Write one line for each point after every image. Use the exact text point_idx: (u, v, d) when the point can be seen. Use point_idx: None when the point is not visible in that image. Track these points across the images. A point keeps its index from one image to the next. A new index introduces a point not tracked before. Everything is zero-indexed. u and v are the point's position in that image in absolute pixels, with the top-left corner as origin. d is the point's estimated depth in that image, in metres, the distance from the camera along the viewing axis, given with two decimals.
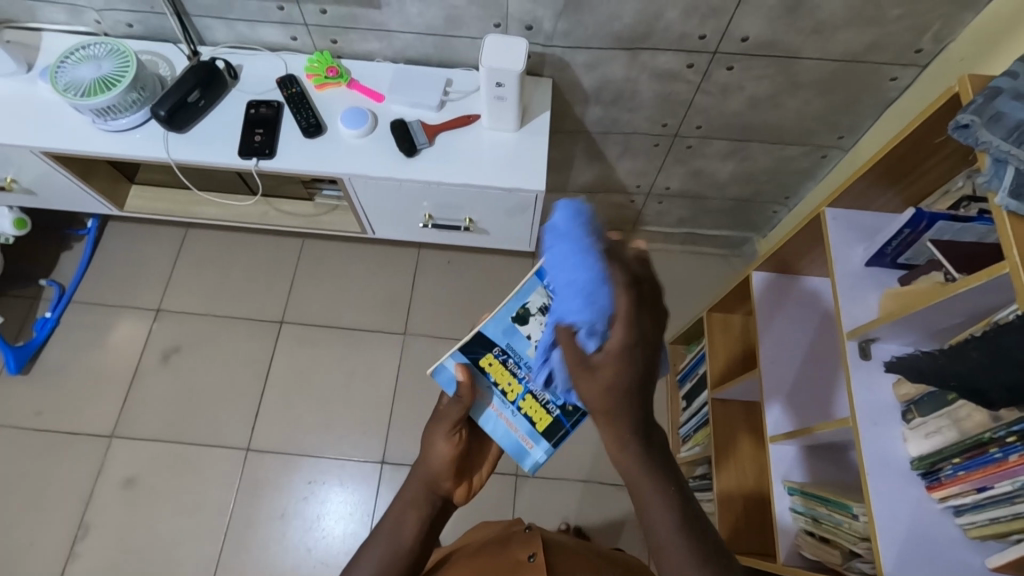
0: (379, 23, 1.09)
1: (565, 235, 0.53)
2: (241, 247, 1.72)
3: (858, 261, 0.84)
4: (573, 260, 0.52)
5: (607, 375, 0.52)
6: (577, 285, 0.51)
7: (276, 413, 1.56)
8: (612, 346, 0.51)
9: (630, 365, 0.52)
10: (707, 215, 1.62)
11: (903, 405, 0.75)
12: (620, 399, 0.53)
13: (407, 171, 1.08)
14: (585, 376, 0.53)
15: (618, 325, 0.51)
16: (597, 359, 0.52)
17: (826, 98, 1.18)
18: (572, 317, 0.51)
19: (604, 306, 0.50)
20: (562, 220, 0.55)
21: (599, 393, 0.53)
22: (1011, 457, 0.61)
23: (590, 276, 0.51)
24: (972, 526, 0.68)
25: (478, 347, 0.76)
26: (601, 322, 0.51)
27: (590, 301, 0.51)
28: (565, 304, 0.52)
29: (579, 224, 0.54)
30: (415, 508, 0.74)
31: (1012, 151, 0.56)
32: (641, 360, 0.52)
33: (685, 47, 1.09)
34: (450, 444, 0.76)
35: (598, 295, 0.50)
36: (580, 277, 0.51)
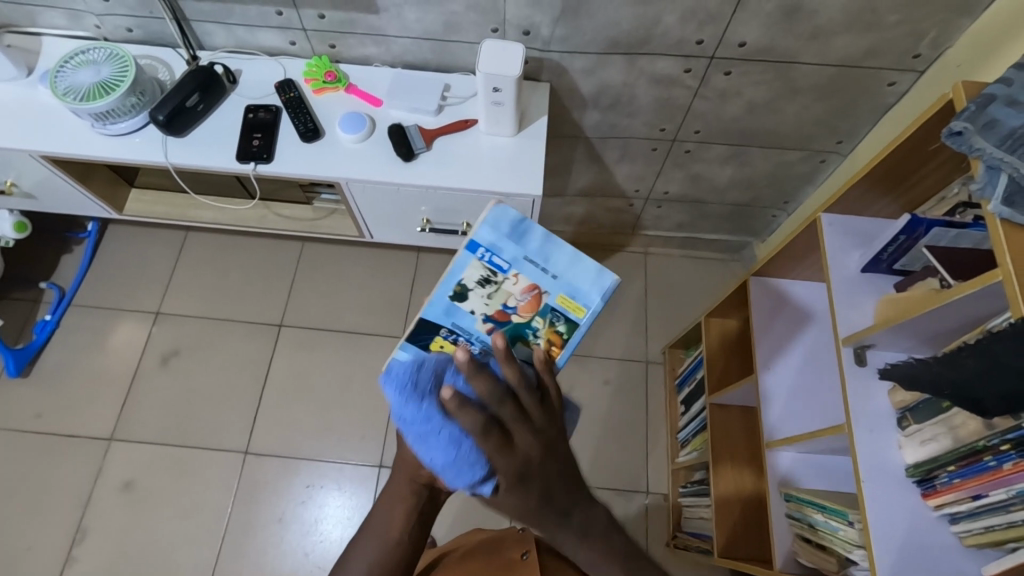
0: (377, 28, 1.09)
1: (399, 418, 0.55)
2: (240, 250, 1.73)
3: (854, 267, 0.84)
4: (421, 431, 0.54)
5: (509, 503, 0.57)
6: (441, 456, 0.54)
7: (275, 416, 1.56)
8: (504, 471, 0.55)
9: (524, 488, 0.56)
10: (706, 220, 1.62)
11: (898, 412, 0.75)
12: (534, 500, 0.57)
13: (405, 175, 1.09)
14: (495, 505, 0.57)
15: (494, 457, 0.54)
16: (496, 492, 0.56)
17: (825, 103, 1.18)
18: (455, 485, 0.57)
19: (472, 463, 0.54)
20: (386, 389, 0.56)
21: (513, 511, 0.57)
22: (1006, 466, 0.61)
23: (444, 451, 0.54)
24: (968, 534, 0.68)
25: (425, 335, 0.69)
26: (475, 468, 0.55)
27: (460, 461, 0.54)
28: (437, 467, 0.56)
29: (395, 391, 0.55)
30: (402, 503, 0.73)
31: (1006, 158, 0.56)
32: (530, 472, 0.56)
33: (683, 53, 1.09)
34: None
35: (453, 461, 0.54)
36: (438, 456, 0.54)
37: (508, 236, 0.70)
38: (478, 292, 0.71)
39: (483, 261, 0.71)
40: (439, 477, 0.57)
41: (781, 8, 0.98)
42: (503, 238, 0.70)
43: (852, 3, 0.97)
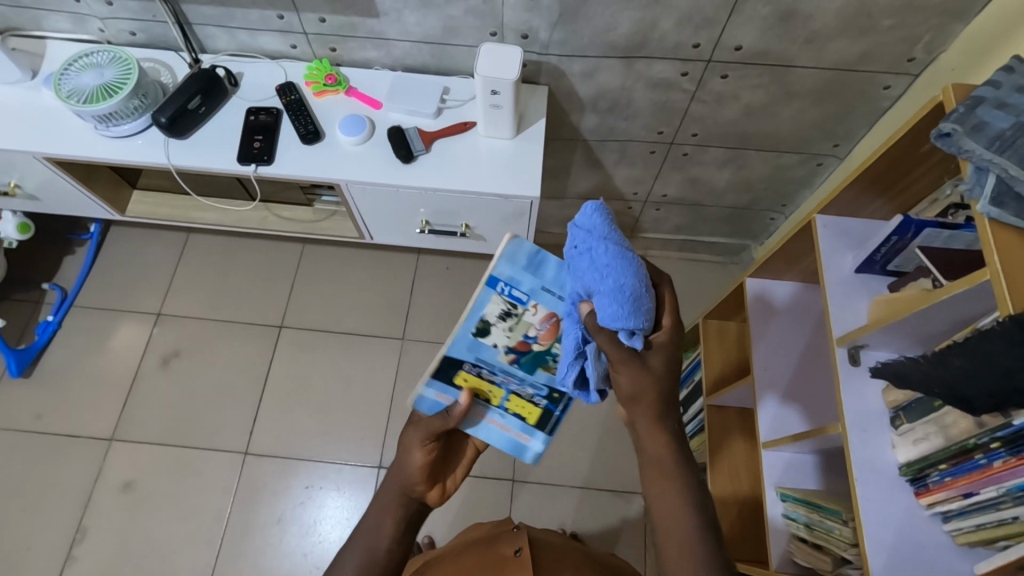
0: (378, 32, 1.11)
1: (599, 236, 0.67)
2: (241, 252, 1.74)
3: (848, 269, 0.84)
4: (614, 258, 0.65)
5: (653, 365, 0.67)
6: (623, 284, 0.64)
7: (274, 417, 1.57)
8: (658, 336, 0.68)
9: (670, 356, 0.68)
10: (704, 222, 1.63)
11: (891, 412, 0.76)
12: (655, 385, 0.67)
13: (405, 177, 1.10)
14: (626, 363, 0.66)
15: (664, 321, 0.68)
16: (646, 354, 0.67)
17: (821, 107, 1.19)
18: (611, 316, 0.63)
19: (647, 307, 0.64)
20: (592, 218, 0.68)
21: (635, 381, 0.66)
22: (996, 463, 0.61)
23: (633, 281, 0.64)
24: (960, 532, 0.68)
25: (450, 370, 0.84)
26: (643, 312, 0.64)
27: (641, 293, 0.64)
28: (606, 292, 0.64)
29: (606, 220, 0.67)
30: (390, 511, 0.76)
31: (995, 159, 0.57)
32: (675, 348, 0.68)
33: (680, 57, 1.10)
34: (424, 451, 0.78)
35: (636, 290, 0.64)
36: (624, 281, 0.64)
37: (527, 266, 0.82)
38: (503, 328, 0.83)
39: (503, 295, 0.83)
40: (601, 301, 0.64)
41: (776, 12, 0.99)
42: (521, 271, 0.82)
43: (847, 7, 0.98)
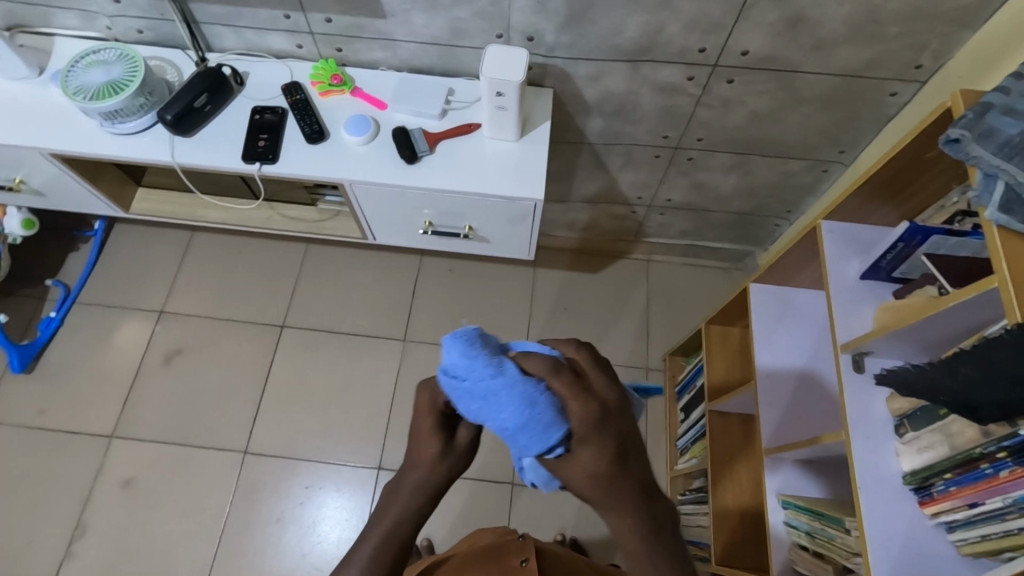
0: (384, 32, 1.11)
1: (462, 386, 0.56)
2: (246, 250, 1.74)
3: (853, 275, 0.84)
4: (493, 398, 0.55)
5: (587, 460, 0.56)
6: (511, 417, 0.54)
7: (275, 416, 1.57)
8: (581, 426, 0.55)
9: (607, 446, 0.56)
10: (709, 228, 1.63)
11: (896, 419, 0.75)
12: (606, 481, 0.57)
13: (408, 178, 1.10)
14: (566, 466, 0.57)
15: (572, 409, 0.55)
16: (573, 448, 0.57)
17: (827, 113, 1.18)
18: (528, 448, 0.56)
19: (546, 422, 0.55)
20: (451, 361, 0.57)
21: (582, 481, 0.57)
22: (1002, 474, 0.60)
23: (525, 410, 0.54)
24: (965, 543, 0.67)
25: None
26: (550, 428, 0.55)
27: (540, 407, 0.55)
28: (507, 432, 0.56)
29: (465, 351, 0.56)
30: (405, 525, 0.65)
31: (1003, 166, 0.56)
32: (608, 435, 0.56)
33: (686, 61, 1.10)
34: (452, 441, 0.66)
35: (525, 423, 0.54)
36: (513, 416, 0.54)
37: None
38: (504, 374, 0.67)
39: None
40: (511, 437, 0.57)
41: (783, 18, 0.99)
42: None
43: (855, 14, 0.97)
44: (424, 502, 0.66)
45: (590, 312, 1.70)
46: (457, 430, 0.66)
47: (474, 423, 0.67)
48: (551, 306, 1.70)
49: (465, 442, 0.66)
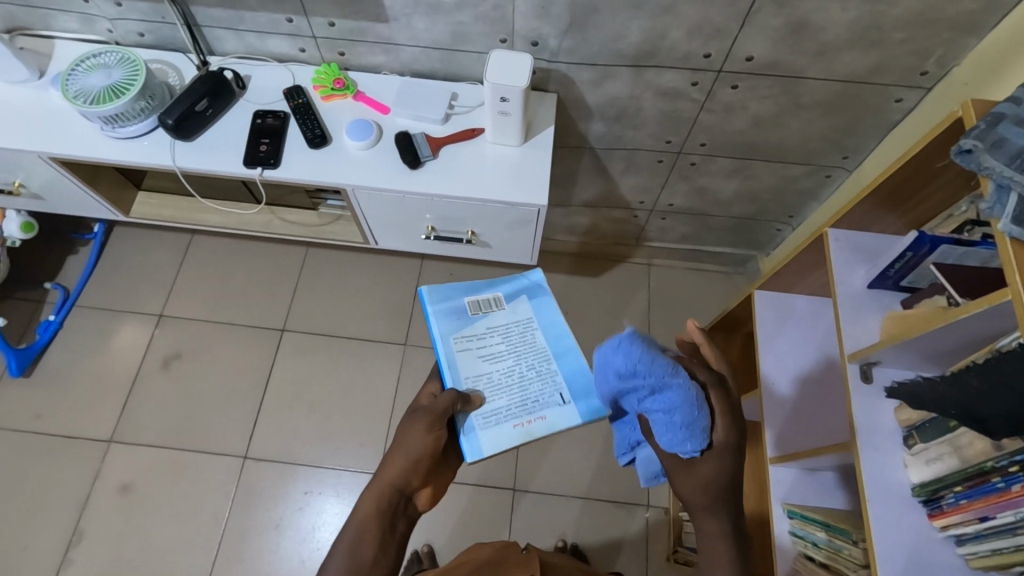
0: (387, 37, 1.10)
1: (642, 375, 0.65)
2: (246, 253, 1.73)
3: (860, 283, 0.83)
4: (661, 393, 0.65)
5: (707, 469, 0.66)
6: (677, 418, 0.64)
7: (275, 421, 1.56)
8: (718, 440, 0.67)
9: (725, 461, 0.67)
10: (711, 232, 1.63)
11: (904, 430, 0.74)
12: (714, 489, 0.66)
13: (411, 183, 1.09)
14: (689, 471, 0.67)
15: (718, 424, 0.68)
16: (701, 458, 0.67)
17: (831, 119, 1.18)
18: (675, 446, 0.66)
19: (704, 429, 0.65)
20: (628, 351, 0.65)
21: (698, 487, 0.67)
22: (1013, 488, 0.60)
23: (688, 415, 0.64)
24: (974, 556, 0.66)
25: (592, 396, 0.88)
26: (700, 437, 0.65)
27: (702, 416, 0.65)
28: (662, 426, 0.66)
29: (638, 355, 0.65)
30: (365, 527, 0.70)
31: (1015, 177, 0.55)
32: (732, 454, 0.67)
33: (690, 66, 1.09)
34: (423, 436, 0.75)
35: (690, 426, 0.65)
36: (677, 416, 0.64)
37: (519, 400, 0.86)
38: (499, 331, 0.92)
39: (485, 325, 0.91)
40: (661, 429, 0.66)
41: (788, 23, 0.99)
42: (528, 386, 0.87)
43: (860, 20, 0.97)
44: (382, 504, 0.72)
45: (591, 317, 1.69)
46: (420, 420, 0.77)
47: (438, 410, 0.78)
48: None
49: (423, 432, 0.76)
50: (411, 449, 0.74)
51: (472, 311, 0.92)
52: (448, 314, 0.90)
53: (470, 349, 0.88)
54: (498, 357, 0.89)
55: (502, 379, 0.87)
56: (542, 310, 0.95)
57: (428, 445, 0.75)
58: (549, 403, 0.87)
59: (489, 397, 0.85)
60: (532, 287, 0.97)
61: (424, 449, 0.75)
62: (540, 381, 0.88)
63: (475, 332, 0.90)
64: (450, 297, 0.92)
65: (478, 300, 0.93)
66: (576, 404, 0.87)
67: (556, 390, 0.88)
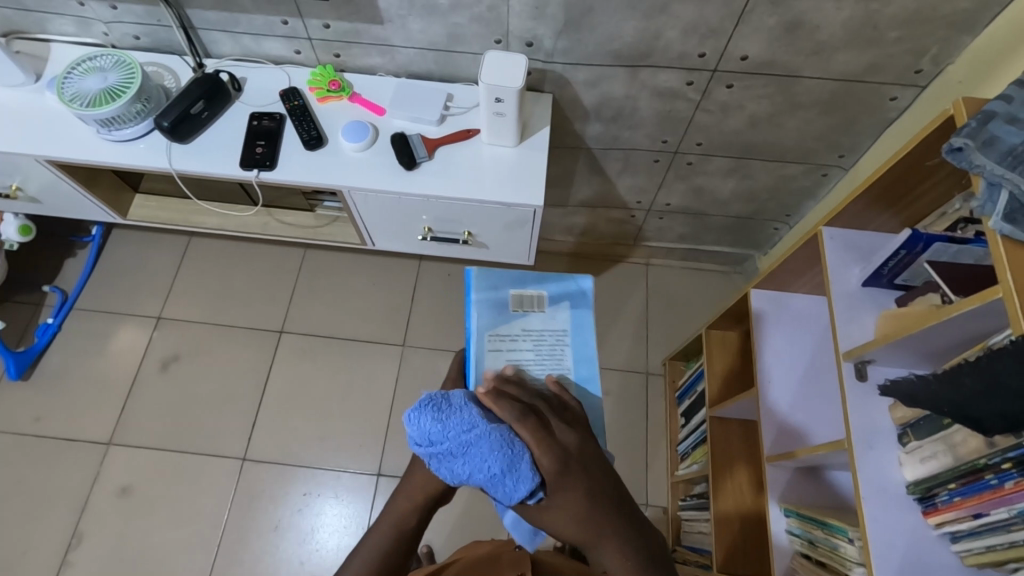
0: (383, 38, 1.10)
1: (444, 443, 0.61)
2: (245, 255, 1.74)
3: (854, 282, 0.83)
4: (470, 449, 0.62)
5: (564, 503, 0.65)
6: (491, 468, 0.62)
7: (274, 422, 1.56)
8: (549, 475, 0.64)
9: (576, 491, 0.65)
10: (708, 232, 1.63)
11: (899, 428, 0.74)
12: (586, 516, 0.65)
13: (407, 184, 1.09)
14: (548, 511, 0.65)
15: (539, 455, 0.64)
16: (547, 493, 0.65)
17: (827, 118, 1.18)
18: (509, 493, 0.63)
19: (529, 470, 0.63)
20: (419, 422, 0.62)
21: (566, 522, 0.65)
22: (1007, 485, 0.60)
23: (499, 460, 0.62)
24: (969, 553, 0.67)
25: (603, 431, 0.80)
26: (531, 479, 0.63)
27: (518, 460, 0.63)
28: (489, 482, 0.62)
29: (430, 419, 0.61)
30: (394, 533, 0.71)
31: (1007, 175, 0.55)
32: (577, 479, 0.65)
33: (685, 66, 1.09)
34: None
35: (507, 468, 0.62)
36: (495, 464, 0.61)
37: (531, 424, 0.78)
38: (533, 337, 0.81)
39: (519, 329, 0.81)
40: (501, 485, 0.63)
41: (782, 23, 0.99)
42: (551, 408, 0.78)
43: (854, 19, 0.97)
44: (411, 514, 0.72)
45: None
46: None
47: None
48: None
49: None
50: (445, 465, 0.73)
51: (513, 307, 0.82)
52: (490, 305, 0.80)
53: (501, 355, 0.79)
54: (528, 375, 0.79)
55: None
56: (582, 325, 0.83)
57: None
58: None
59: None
60: (578, 296, 0.85)
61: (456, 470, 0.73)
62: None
63: (509, 333, 0.80)
64: (495, 285, 0.82)
65: (523, 295, 0.82)
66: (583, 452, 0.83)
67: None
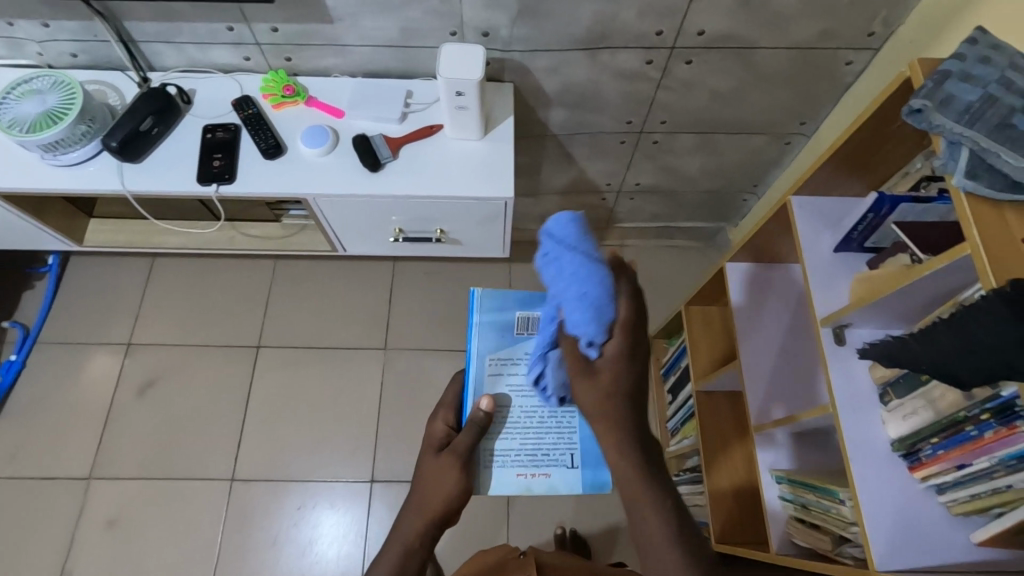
0: (335, 38, 1.06)
1: (569, 244, 0.62)
2: (213, 271, 1.69)
3: (826, 249, 0.84)
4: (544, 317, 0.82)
5: (605, 381, 0.64)
6: (587, 296, 0.60)
7: (260, 438, 1.53)
8: (611, 347, 0.63)
9: (623, 367, 0.64)
10: (680, 209, 1.64)
11: (880, 388, 0.76)
12: (613, 400, 0.64)
13: (373, 187, 1.06)
14: (588, 377, 0.64)
15: (618, 331, 0.63)
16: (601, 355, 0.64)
17: (786, 87, 1.19)
18: (575, 324, 0.62)
19: (607, 314, 0.61)
20: (567, 226, 0.64)
21: (596, 398, 0.64)
22: (987, 434, 0.61)
23: (599, 290, 0.60)
24: (955, 503, 0.68)
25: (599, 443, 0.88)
26: (604, 319, 0.61)
27: (579, 310, 0.61)
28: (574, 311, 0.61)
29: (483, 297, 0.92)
30: (408, 551, 0.78)
31: (967, 133, 0.56)
32: (632, 361, 0.64)
33: (644, 45, 1.09)
34: (448, 474, 0.80)
35: (600, 295, 0.60)
36: (544, 336, 0.76)
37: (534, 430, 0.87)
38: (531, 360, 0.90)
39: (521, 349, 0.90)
40: (573, 317, 0.62)
41: None
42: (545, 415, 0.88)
43: None
44: (425, 528, 0.79)
45: None
46: (445, 455, 0.81)
47: (459, 451, 0.82)
48: None
49: (448, 464, 0.80)
50: (446, 490, 0.79)
51: (519, 329, 0.91)
52: (495, 327, 0.91)
53: (501, 376, 0.89)
54: (524, 394, 0.88)
55: (520, 418, 0.88)
56: None
57: (462, 485, 0.81)
58: (557, 461, 0.87)
59: (499, 432, 0.87)
60: None
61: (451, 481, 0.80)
62: (556, 436, 0.87)
63: (512, 356, 0.90)
64: (502, 309, 0.92)
65: (529, 317, 0.91)
66: (581, 470, 0.87)
67: (568, 448, 0.88)
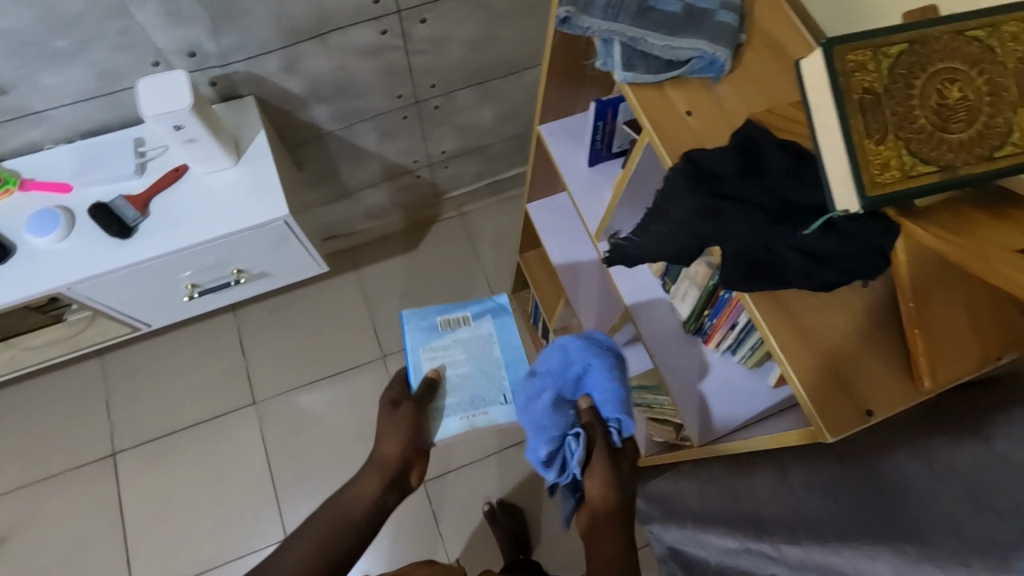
0: (22, 106, 0.94)
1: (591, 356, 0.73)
2: (33, 394, 1.50)
3: (583, 165, 0.85)
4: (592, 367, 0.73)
5: (596, 488, 0.72)
6: (611, 397, 0.71)
7: (149, 547, 1.40)
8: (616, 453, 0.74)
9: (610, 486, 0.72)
10: (497, 161, 1.63)
11: (662, 280, 0.81)
12: (613, 497, 0.72)
13: (129, 254, 0.96)
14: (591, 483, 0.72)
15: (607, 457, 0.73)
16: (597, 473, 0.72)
17: (530, 17, 1.19)
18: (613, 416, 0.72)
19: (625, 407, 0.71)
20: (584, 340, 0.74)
21: (598, 499, 0.72)
22: (732, 296, 0.66)
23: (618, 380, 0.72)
24: (745, 358, 0.73)
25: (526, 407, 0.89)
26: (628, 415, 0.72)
27: (603, 392, 0.72)
28: (600, 404, 0.72)
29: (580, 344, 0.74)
30: (365, 501, 0.79)
31: (612, 27, 0.57)
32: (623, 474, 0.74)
33: (369, 17, 1.04)
34: (408, 419, 0.82)
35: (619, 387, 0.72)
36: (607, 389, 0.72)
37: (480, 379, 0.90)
38: (463, 343, 0.93)
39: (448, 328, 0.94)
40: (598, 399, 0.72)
41: None
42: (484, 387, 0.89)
43: None
44: (385, 485, 0.80)
45: (429, 288, 1.66)
46: (405, 405, 0.84)
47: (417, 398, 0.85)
48: (387, 300, 1.64)
49: (407, 414, 0.83)
50: (401, 440, 0.81)
51: (443, 327, 0.93)
52: (422, 329, 0.93)
53: (437, 359, 0.90)
54: (459, 366, 0.90)
55: (464, 381, 0.89)
56: (507, 326, 0.95)
57: (419, 429, 0.83)
58: (492, 400, 0.88)
59: (443, 397, 0.87)
60: (499, 308, 0.97)
61: (408, 425, 0.82)
62: (488, 383, 0.89)
63: (441, 345, 0.92)
64: (425, 316, 0.95)
65: (450, 320, 0.94)
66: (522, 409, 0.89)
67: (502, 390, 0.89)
